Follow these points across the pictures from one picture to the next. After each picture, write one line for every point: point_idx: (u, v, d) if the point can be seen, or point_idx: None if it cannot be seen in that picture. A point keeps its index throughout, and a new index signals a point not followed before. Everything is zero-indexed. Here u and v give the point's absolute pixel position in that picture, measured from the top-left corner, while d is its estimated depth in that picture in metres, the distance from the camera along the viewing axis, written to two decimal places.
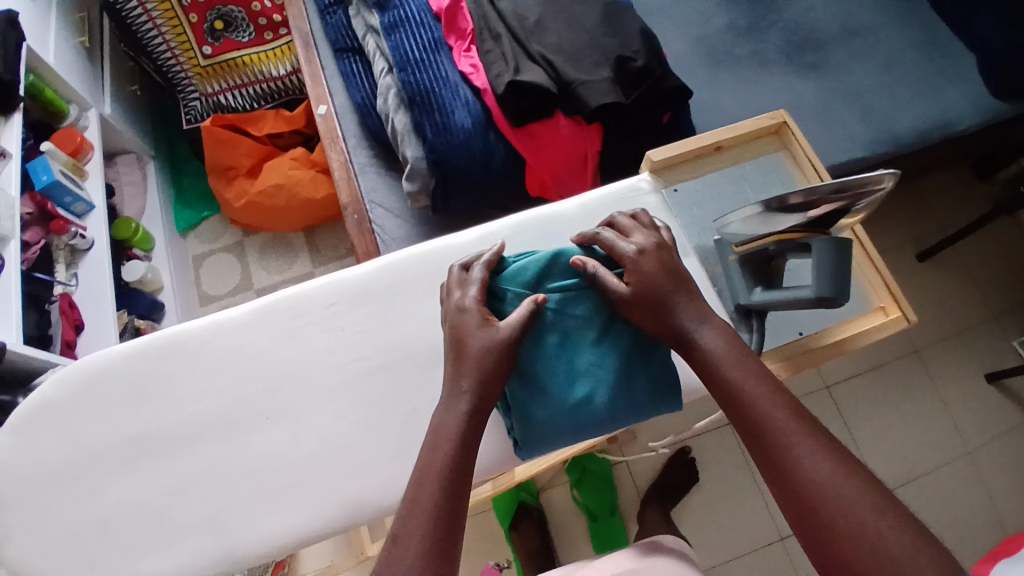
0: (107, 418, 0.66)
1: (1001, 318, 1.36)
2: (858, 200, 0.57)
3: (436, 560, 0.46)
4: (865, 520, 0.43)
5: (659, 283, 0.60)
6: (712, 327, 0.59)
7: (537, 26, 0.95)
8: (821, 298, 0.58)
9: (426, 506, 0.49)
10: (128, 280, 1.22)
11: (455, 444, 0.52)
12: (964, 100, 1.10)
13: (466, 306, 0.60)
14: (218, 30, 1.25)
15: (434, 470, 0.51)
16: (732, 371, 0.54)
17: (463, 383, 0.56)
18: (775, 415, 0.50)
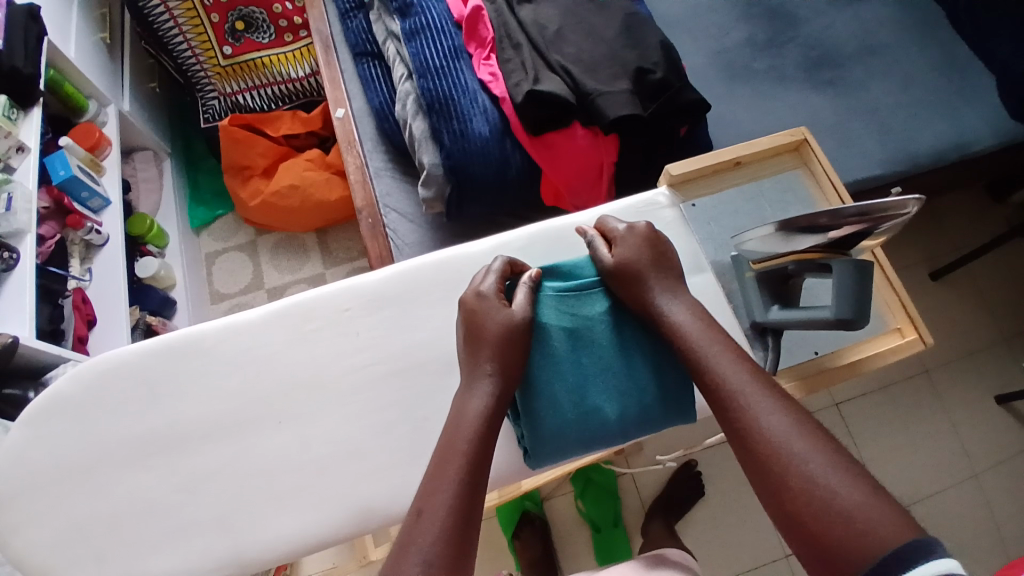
0: (119, 414, 0.66)
1: (1014, 340, 1.35)
2: (881, 223, 0.57)
3: (462, 532, 0.47)
4: (814, 470, 0.45)
5: (639, 263, 0.64)
6: (685, 305, 0.62)
7: (557, 36, 0.95)
8: (841, 319, 0.58)
9: (451, 479, 0.50)
10: (141, 276, 1.23)
11: (479, 424, 0.54)
12: (982, 120, 1.09)
13: (486, 292, 0.62)
14: (239, 30, 1.26)
15: (458, 444, 0.53)
16: (703, 344, 0.57)
17: (488, 367, 0.58)
18: (738, 384, 0.53)
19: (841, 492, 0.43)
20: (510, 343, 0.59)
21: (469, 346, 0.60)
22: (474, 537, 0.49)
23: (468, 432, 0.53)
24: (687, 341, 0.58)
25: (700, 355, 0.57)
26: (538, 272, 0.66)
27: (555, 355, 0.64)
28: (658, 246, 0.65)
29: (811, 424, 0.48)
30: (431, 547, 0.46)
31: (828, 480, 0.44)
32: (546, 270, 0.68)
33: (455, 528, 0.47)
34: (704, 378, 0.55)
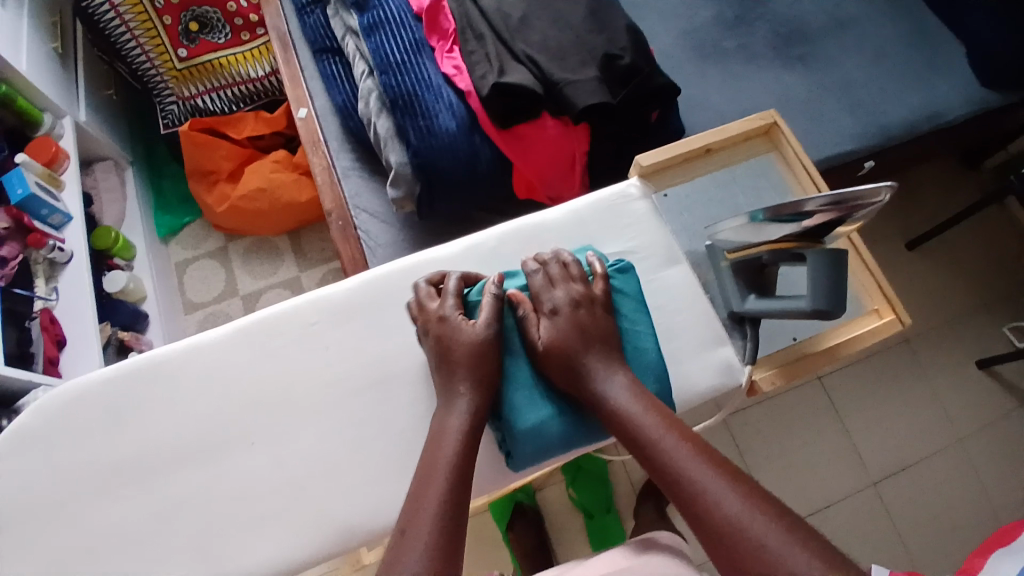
0: (88, 444, 0.64)
1: (990, 305, 1.36)
2: (859, 211, 0.55)
3: (445, 549, 0.46)
4: (756, 529, 0.44)
5: (574, 351, 0.59)
6: (621, 380, 0.58)
7: (521, 24, 0.93)
8: (817, 310, 0.57)
9: (434, 501, 0.49)
10: (110, 290, 1.19)
11: (460, 443, 0.54)
12: (952, 89, 1.09)
13: (447, 315, 0.61)
14: (193, 31, 1.22)
15: (440, 464, 0.52)
16: (642, 424, 0.54)
17: (461, 386, 0.58)
18: (685, 461, 0.50)
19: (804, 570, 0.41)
20: (481, 357, 0.59)
21: (441, 364, 0.60)
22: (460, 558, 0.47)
23: (448, 450, 0.53)
24: (624, 422, 0.55)
25: (639, 437, 0.53)
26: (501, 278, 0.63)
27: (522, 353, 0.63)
28: (596, 321, 0.61)
29: (759, 497, 0.46)
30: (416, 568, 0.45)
31: (770, 539, 0.43)
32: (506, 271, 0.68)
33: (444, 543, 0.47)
34: (647, 461, 0.52)
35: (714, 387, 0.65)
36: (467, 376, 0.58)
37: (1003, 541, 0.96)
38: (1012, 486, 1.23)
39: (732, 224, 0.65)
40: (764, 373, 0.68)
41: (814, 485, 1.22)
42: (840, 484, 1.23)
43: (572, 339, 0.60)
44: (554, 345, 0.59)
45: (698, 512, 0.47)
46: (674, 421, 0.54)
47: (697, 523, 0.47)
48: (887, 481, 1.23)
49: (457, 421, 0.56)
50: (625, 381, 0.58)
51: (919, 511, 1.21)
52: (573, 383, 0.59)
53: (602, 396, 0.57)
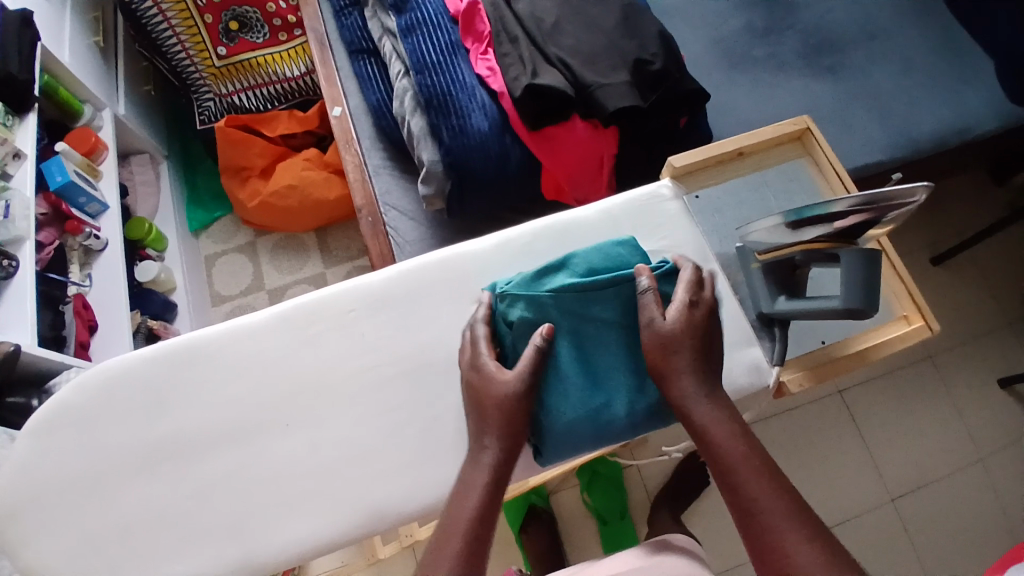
0: (125, 423, 0.66)
1: (1018, 323, 1.35)
2: (890, 211, 0.56)
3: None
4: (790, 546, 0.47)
5: (682, 353, 0.58)
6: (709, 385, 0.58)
7: (554, 28, 0.94)
8: (849, 309, 0.58)
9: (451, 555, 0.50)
10: (141, 279, 1.22)
11: (483, 497, 0.53)
12: (982, 103, 1.09)
13: (483, 365, 0.59)
14: (233, 30, 1.25)
15: (464, 518, 0.52)
16: (721, 438, 0.54)
17: (488, 439, 0.56)
18: (760, 486, 0.51)
19: None
20: (512, 413, 0.57)
21: (473, 412, 0.58)
22: None
23: (470, 506, 0.53)
24: (704, 429, 0.55)
25: (715, 450, 0.54)
26: (548, 330, 0.60)
27: (557, 361, 0.63)
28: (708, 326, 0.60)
29: (802, 514, 0.49)
30: None
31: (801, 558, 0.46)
32: (545, 268, 0.66)
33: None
34: (720, 474, 0.53)
35: (745, 388, 0.65)
36: (496, 432, 0.56)
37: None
38: None
39: (756, 231, 0.66)
40: (791, 375, 0.68)
41: (833, 498, 1.22)
42: (860, 499, 1.22)
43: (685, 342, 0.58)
44: (667, 341, 0.58)
45: (762, 540, 0.48)
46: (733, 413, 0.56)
47: (757, 548, 0.49)
48: (908, 497, 1.22)
49: (483, 471, 0.55)
50: (715, 389, 0.57)
51: (940, 529, 1.19)
52: (669, 378, 0.58)
53: (684, 399, 0.57)
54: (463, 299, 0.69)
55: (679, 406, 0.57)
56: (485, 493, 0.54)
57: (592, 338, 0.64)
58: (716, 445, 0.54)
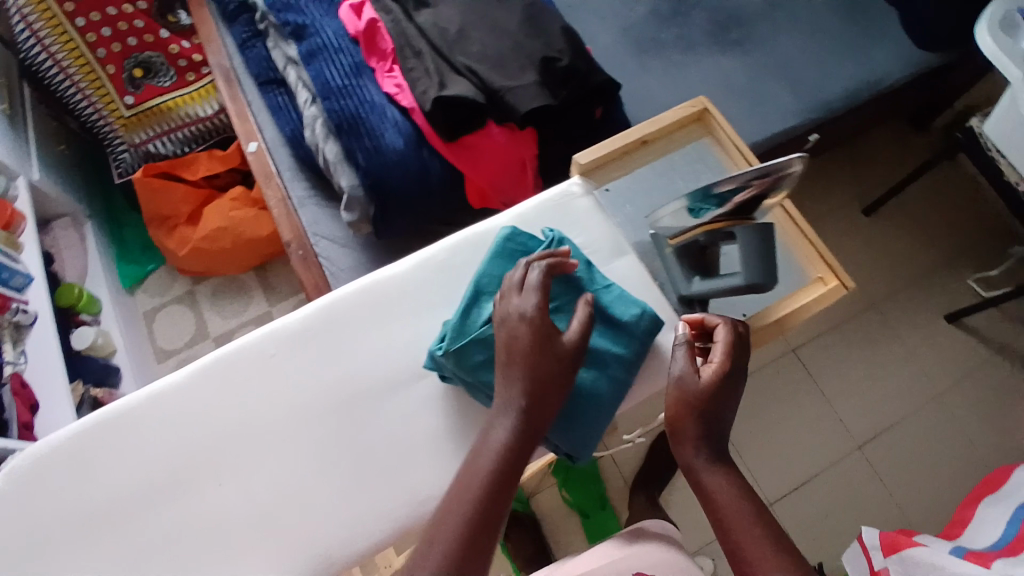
0: (56, 503, 0.62)
1: (956, 261, 1.39)
2: (776, 183, 0.58)
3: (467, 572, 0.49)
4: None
5: (714, 406, 0.58)
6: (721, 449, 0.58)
7: (459, 37, 0.94)
8: (750, 283, 0.61)
9: (455, 524, 0.50)
10: (78, 348, 1.16)
11: (498, 464, 0.54)
12: (888, 56, 1.13)
13: (513, 312, 0.58)
14: (138, 77, 1.21)
15: (472, 487, 0.53)
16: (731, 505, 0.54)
17: (515, 397, 0.56)
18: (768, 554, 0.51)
19: None
20: (546, 369, 0.57)
21: (502, 365, 0.57)
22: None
23: (482, 474, 0.53)
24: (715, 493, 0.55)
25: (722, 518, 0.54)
26: (593, 298, 0.63)
27: None
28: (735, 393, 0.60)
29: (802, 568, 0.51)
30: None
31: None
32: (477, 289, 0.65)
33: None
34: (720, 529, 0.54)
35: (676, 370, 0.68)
36: (522, 394, 0.56)
37: (993, 489, 0.97)
38: (998, 438, 1.24)
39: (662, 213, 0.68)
40: None
41: (802, 456, 1.24)
42: (827, 453, 1.24)
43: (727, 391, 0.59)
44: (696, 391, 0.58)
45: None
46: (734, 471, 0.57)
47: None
48: (873, 444, 1.25)
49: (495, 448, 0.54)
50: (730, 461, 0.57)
51: (909, 471, 1.22)
52: (682, 438, 0.58)
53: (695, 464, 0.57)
54: (389, 323, 0.69)
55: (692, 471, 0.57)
56: (497, 465, 0.54)
57: None
58: (728, 512, 0.54)
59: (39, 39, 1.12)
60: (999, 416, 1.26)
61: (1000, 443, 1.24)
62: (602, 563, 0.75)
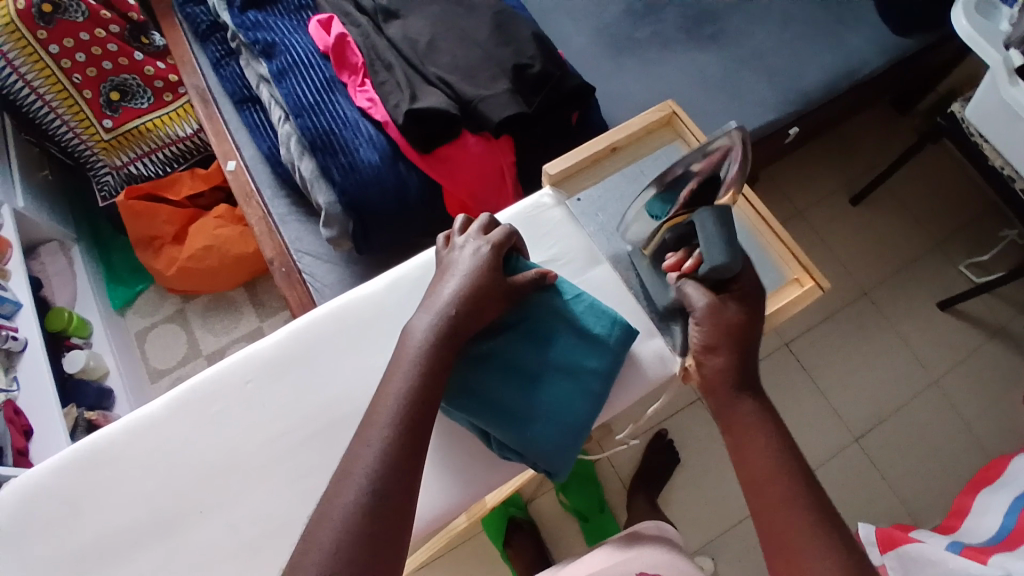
0: (44, 541, 0.62)
1: (947, 244, 1.38)
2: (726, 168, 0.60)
3: (403, 437, 0.54)
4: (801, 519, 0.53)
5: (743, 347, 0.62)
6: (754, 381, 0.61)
7: (430, 47, 0.93)
8: (716, 265, 0.61)
9: (393, 393, 0.56)
10: (70, 372, 1.16)
11: (431, 337, 0.58)
12: (866, 44, 1.12)
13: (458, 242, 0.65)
14: (114, 100, 1.21)
15: (406, 360, 0.58)
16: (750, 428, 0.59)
17: (440, 290, 0.61)
18: (780, 474, 0.55)
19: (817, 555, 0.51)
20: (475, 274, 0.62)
21: (437, 277, 0.64)
22: (414, 458, 0.53)
23: (413, 346, 0.58)
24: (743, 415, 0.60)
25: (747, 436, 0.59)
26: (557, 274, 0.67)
27: (495, 387, 0.63)
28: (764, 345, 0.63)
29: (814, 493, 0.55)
30: (364, 464, 0.51)
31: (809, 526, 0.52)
32: None
33: (379, 508, 0.49)
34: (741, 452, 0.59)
35: (654, 377, 0.68)
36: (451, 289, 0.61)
37: (992, 478, 0.98)
38: (994, 420, 1.24)
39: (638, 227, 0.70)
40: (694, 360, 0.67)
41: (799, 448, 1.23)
42: (823, 443, 1.24)
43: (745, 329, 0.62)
44: (727, 323, 0.62)
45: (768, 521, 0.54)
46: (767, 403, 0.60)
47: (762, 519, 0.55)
48: (869, 434, 1.24)
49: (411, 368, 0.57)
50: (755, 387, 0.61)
51: (907, 458, 1.22)
52: (717, 369, 0.62)
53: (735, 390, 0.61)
54: (367, 344, 0.69)
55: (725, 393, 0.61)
56: (429, 340, 0.58)
57: (511, 353, 0.65)
58: (746, 428, 0.58)
59: (12, 63, 1.11)
60: (995, 399, 1.26)
61: (997, 426, 1.24)
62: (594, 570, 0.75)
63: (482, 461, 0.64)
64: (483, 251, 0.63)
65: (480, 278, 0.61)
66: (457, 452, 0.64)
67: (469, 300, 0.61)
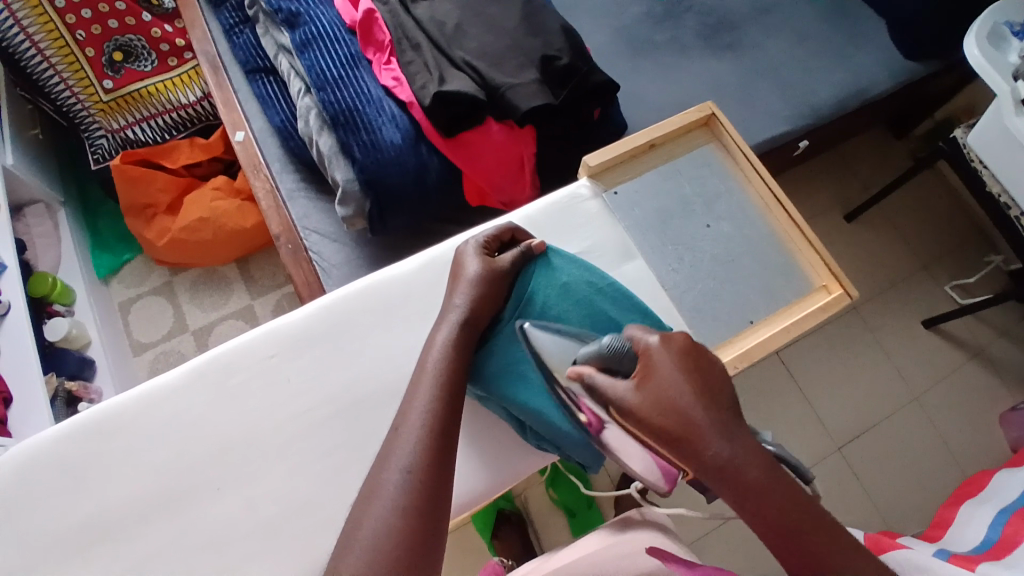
0: (45, 510, 0.60)
1: (934, 266, 1.42)
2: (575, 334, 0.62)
3: (441, 431, 0.53)
4: None
5: (692, 411, 0.47)
6: (740, 440, 0.47)
7: (457, 31, 0.92)
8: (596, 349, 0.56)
9: (427, 396, 0.55)
10: (51, 339, 1.11)
11: (456, 341, 0.60)
12: (877, 65, 1.14)
13: (468, 249, 0.66)
14: (117, 61, 1.16)
15: (428, 368, 0.58)
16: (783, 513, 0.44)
17: (458, 297, 0.63)
18: (789, 509, 0.45)
19: None
20: (492, 280, 0.64)
21: (450, 286, 0.65)
22: (450, 453, 0.53)
23: (436, 352, 0.59)
24: (764, 493, 0.45)
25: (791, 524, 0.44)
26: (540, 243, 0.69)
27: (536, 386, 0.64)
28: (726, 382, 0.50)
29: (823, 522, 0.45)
30: (406, 455, 0.50)
31: None
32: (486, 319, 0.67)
33: (427, 479, 0.49)
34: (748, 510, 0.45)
35: None
36: (469, 294, 0.63)
37: (974, 493, 1.01)
38: (971, 438, 1.29)
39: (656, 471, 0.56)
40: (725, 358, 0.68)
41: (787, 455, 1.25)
42: (811, 452, 1.26)
43: (675, 379, 0.49)
44: (655, 405, 0.48)
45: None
46: (733, 426, 0.47)
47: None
48: (852, 445, 1.27)
49: (437, 356, 0.59)
50: (747, 442, 0.47)
51: (887, 470, 1.25)
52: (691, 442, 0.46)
53: (731, 468, 0.45)
54: (398, 324, 0.69)
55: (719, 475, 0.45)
56: (449, 347, 0.60)
57: None
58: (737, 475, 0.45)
59: (21, 24, 1.08)
60: (972, 418, 1.30)
61: (974, 444, 1.28)
62: (594, 549, 0.75)
63: (509, 447, 0.67)
64: (478, 246, 0.66)
65: (479, 270, 0.64)
66: (485, 439, 0.66)
67: (479, 309, 0.63)
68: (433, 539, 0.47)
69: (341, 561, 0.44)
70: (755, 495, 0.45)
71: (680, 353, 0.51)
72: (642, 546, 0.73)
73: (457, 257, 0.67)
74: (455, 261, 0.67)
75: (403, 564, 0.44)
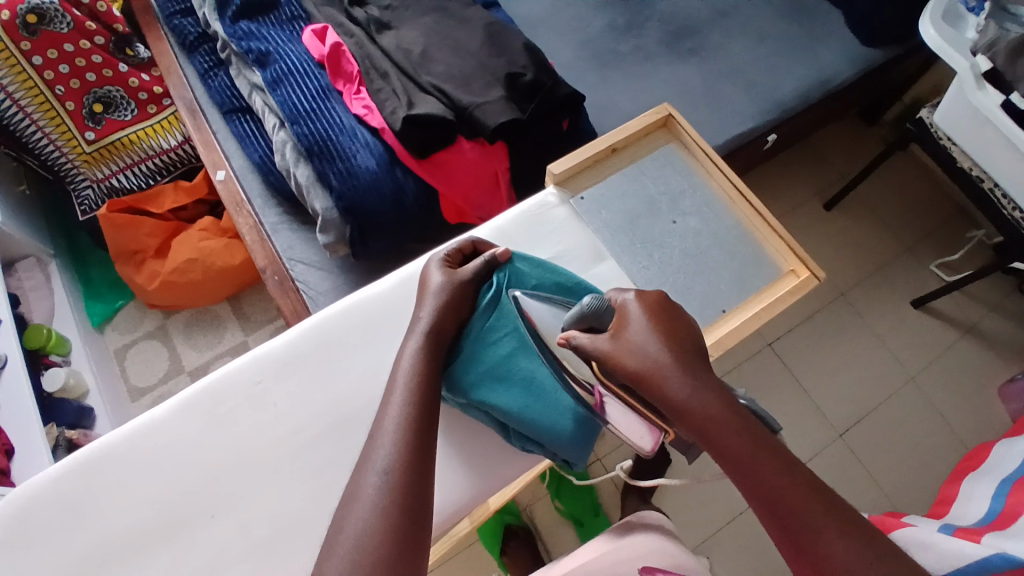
0: (44, 548, 0.61)
1: (917, 247, 1.44)
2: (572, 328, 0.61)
3: (417, 437, 0.54)
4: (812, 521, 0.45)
5: (657, 354, 0.53)
6: (704, 385, 0.51)
7: (423, 57, 0.95)
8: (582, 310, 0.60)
9: (398, 405, 0.56)
10: (49, 390, 1.12)
11: (423, 347, 0.62)
12: (837, 56, 1.17)
13: (433, 261, 0.69)
14: (98, 112, 1.19)
15: (399, 382, 0.59)
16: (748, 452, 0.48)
17: (424, 308, 0.65)
18: (748, 448, 0.48)
19: (838, 552, 0.43)
20: (457, 290, 0.66)
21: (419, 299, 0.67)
22: (429, 457, 0.54)
23: (406, 362, 0.60)
24: (722, 429, 0.49)
25: (750, 458, 0.48)
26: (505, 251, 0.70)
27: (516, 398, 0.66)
28: (696, 338, 0.55)
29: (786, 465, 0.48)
30: (384, 457, 0.52)
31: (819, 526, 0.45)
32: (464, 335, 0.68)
33: (404, 480, 0.50)
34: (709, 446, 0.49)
35: None
36: (435, 302, 0.65)
37: (976, 465, 1.02)
38: (971, 415, 1.29)
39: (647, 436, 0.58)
40: None
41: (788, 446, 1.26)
42: (810, 442, 1.26)
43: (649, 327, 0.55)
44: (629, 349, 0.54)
45: (819, 561, 0.44)
46: (700, 373, 0.52)
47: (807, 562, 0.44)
48: (852, 430, 1.28)
49: (407, 366, 0.60)
50: (709, 386, 0.51)
51: (888, 453, 1.26)
52: (655, 376, 0.52)
53: (687, 405, 0.50)
54: (381, 343, 0.70)
55: (681, 414, 0.50)
56: (417, 355, 0.61)
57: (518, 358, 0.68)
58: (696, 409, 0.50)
59: (12, 96, 1.10)
60: (969, 393, 1.31)
61: (973, 419, 1.29)
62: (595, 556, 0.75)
63: (497, 451, 0.69)
64: (440, 260, 0.69)
65: (441, 280, 0.67)
66: (473, 445, 0.68)
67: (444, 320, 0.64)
68: (416, 536, 0.48)
69: (327, 563, 0.45)
70: (715, 428, 0.49)
71: (653, 310, 0.56)
72: (644, 549, 0.73)
73: (424, 271, 0.69)
74: (422, 279, 0.69)
75: (385, 560, 0.45)
